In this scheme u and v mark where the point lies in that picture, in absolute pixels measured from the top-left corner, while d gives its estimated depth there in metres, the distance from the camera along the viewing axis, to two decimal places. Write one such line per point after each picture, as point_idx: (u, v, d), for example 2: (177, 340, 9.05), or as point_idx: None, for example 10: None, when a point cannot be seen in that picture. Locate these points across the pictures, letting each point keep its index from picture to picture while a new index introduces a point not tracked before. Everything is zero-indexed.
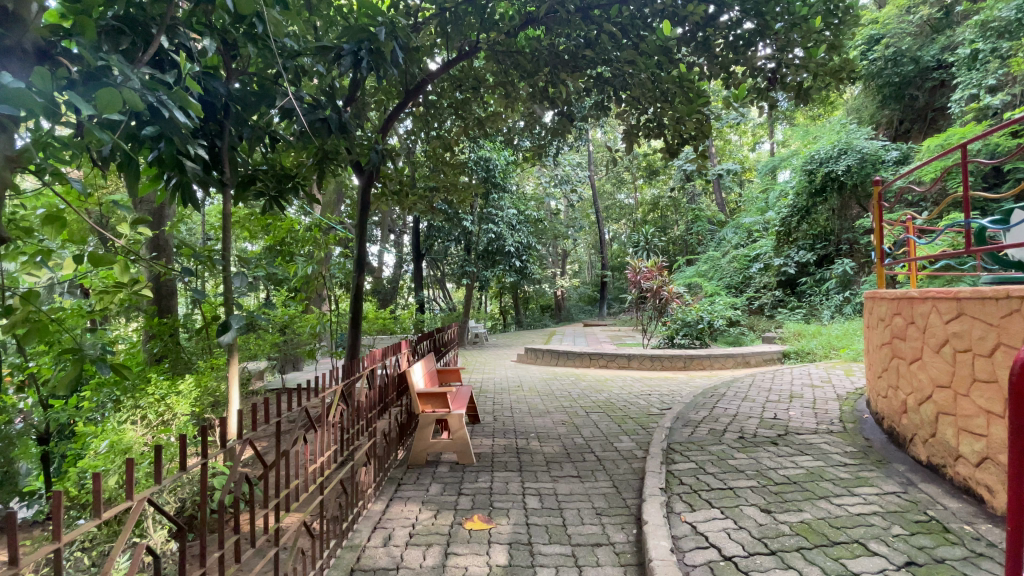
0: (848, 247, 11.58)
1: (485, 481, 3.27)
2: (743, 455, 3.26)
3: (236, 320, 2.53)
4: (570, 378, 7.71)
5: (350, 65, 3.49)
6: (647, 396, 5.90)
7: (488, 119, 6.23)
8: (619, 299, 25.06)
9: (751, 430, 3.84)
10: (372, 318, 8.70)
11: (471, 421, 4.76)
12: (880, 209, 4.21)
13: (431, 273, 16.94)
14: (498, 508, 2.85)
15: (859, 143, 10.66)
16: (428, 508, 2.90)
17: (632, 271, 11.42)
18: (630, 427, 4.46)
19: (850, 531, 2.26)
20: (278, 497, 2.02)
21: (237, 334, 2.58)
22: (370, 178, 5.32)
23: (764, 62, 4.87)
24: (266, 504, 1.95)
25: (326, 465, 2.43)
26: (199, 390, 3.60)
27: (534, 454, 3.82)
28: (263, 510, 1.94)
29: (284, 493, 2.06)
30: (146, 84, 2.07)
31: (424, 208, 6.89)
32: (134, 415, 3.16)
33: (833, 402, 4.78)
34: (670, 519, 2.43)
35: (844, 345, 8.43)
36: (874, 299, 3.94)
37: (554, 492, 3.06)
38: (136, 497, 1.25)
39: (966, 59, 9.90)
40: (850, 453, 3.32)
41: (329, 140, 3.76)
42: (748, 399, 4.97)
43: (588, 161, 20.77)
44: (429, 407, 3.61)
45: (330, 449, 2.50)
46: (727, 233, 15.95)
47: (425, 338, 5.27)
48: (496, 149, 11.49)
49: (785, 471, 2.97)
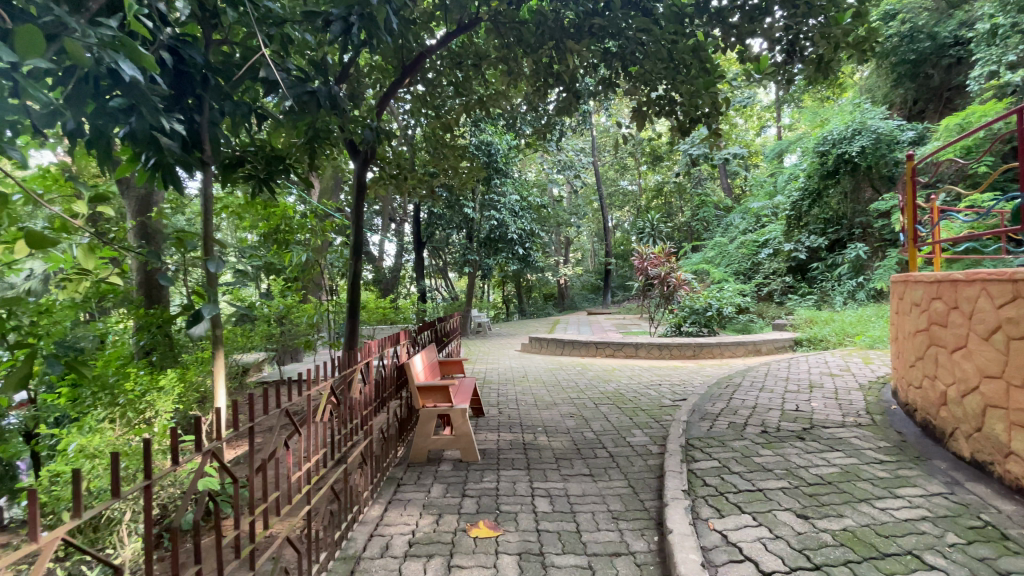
0: (861, 231, 11.26)
1: (490, 481, 3.04)
2: (770, 452, 3.01)
3: (207, 309, 2.24)
4: (576, 367, 7.48)
5: (339, 32, 3.19)
6: (658, 386, 5.67)
7: (490, 98, 5.90)
8: (623, 286, 24.80)
9: (773, 423, 3.61)
10: (372, 307, 8.47)
11: (476, 414, 4.54)
12: (911, 185, 3.91)
13: (432, 262, 16.68)
14: (505, 512, 2.62)
15: (873, 122, 10.29)
16: (430, 512, 2.67)
17: (637, 257, 10.72)
18: (642, 420, 4.22)
19: (901, 541, 2.02)
20: (254, 514, 1.75)
21: (210, 326, 2.30)
22: (367, 159, 5.05)
23: (784, 30, 4.57)
24: (240, 524, 1.67)
25: (316, 468, 2.17)
26: (183, 386, 3.38)
27: (542, 450, 3.59)
28: (236, 532, 1.66)
29: (261, 508, 1.79)
30: (103, 42, 1.80)
31: (425, 193, 6.65)
32: (112, 415, 2.93)
33: (856, 392, 4.54)
34: (697, 527, 2.19)
35: (859, 332, 8.17)
36: (907, 282, 3.68)
37: (565, 494, 2.83)
38: (49, 535, 0.97)
39: (985, 34, 9.53)
40: (884, 448, 3.09)
41: (320, 116, 3.49)
42: (766, 389, 4.71)
43: (593, 146, 20.37)
44: (431, 401, 3.41)
45: (320, 451, 2.25)
46: (735, 219, 15.65)
47: (425, 328, 5.01)
48: (498, 133, 11.19)
49: (818, 469, 2.74)
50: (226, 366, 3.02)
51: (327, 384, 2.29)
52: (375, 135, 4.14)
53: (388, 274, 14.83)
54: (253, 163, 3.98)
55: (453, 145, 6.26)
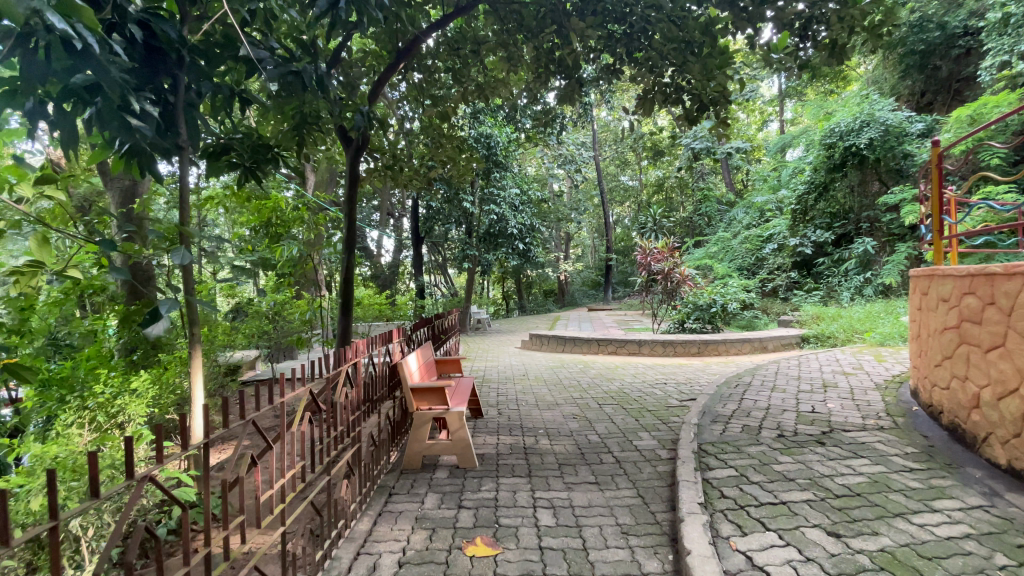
0: (868, 225, 11.03)
1: (488, 490, 2.82)
2: (790, 458, 2.80)
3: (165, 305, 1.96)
4: (578, 365, 7.26)
5: (327, 6, 2.96)
6: (663, 385, 5.46)
7: (489, 86, 5.66)
8: (625, 283, 24.52)
9: (789, 426, 3.39)
10: (366, 303, 8.25)
11: (473, 415, 4.32)
12: (938, 173, 3.68)
13: (431, 258, 16.42)
14: (505, 527, 2.40)
15: (881, 114, 10.02)
16: (422, 527, 2.46)
17: (642, 251, 10.67)
18: (648, 422, 4.01)
19: (948, 564, 1.82)
20: (210, 546, 1.49)
21: (172, 322, 2.01)
22: (361, 148, 4.81)
23: (797, 9, 4.30)
24: (190, 560, 1.42)
25: (293, 485, 1.92)
26: (158, 387, 3.15)
27: (544, 455, 3.38)
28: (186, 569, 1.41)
29: (219, 538, 1.53)
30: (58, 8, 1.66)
31: (421, 186, 6.43)
32: (79, 420, 2.71)
33: (873, 392, 4.32)
34: (718, 547, 1.98)
35: (868, 328, 7.95)
36: (934, 276, 3.46)
37: (570, 505, 2.63)
38: None
39: (997, 23, 9.26)
40: (912, 455, 2.87)
41: (306, 97, 3.26)
42: (777, 389, 4.49)
43: (593, 140, 20.04)
44: (425, 404, 3.18)
45: (298, 466, 2.00)
46: (738, 213, 15.40)
47: (421, 325, 4.78)
48: (497, 125, 10.95)
49: (845, 479, 2.53)
50: (205, 366, 2.81)
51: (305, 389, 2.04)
52: (366, 121, 3.90)
53: (385, 270, 14.56)
54: (238, 151, 3.76)
55: (450, 135, 6.02)
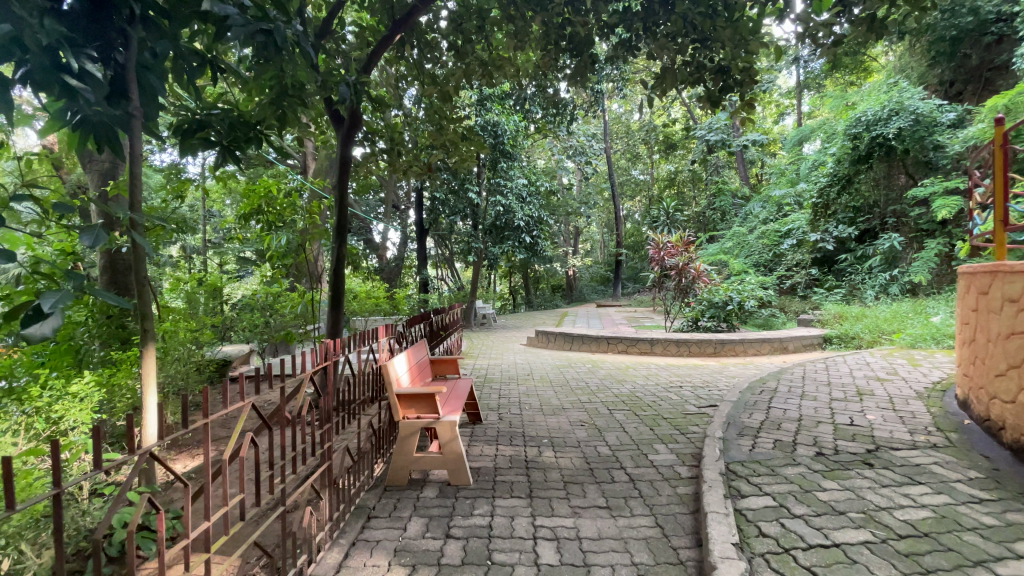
0: (894, 220, 10.51)
1: (482, 515, 2.44)
2: (835, 486, 2.39)
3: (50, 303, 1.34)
4: (586, 365, 6.85)
5: None
6: (678, 389, 5.05)
7: (494, 64, 5.24)
8: (635, 279, 23.92)
9: (827, 442, 2.98)
10: (363, 297, 7.85)
11: (471, 420, 3.95)
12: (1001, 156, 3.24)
13: (438, 252, 16.03)
14: (498, 567, 2.02)
15: (912, 102, 9.47)
16: (401, 562, 2.08)
17: (655, 246, 9.98)
18: (664, 432, 3.62)
19: None
20: None
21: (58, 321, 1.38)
22: (354, 127, 4.42)
23: None
24: None
25: (225, 525, 1.59)
26: (104, 391, 2.80)
27: (548, 471, 2.99)
28: None
29: None
30: None
31: (421, 173, 6.03)
32: (13, 427, 2.38)
33: (915, 402, 3.88)
34: None
35: (895, 329, 7.47)
36: (997, 273, 3.03)
37: (576, 536, 2.24)
38: None
39: None
40: (979, 481, 2.46)
41: (282, 60, 2.87)
42: (807, 396, 4.05)
43: (605, 132, 19.49)
44: (413, 411, 2.81)
45: (237, 498, 1.66)
46: (754, 208, 14.84)
47: (417, 320, 4.41)
48: (506, 113, 10.54)
49: (905, 514, 2.12)
50: (159, 371, 2.45)
51: (242, 403, 1.70)
52: (352, 93, 3.49)
53: (390, 263, 14.19)
54: (216, 128, 3.37)
55: (452, 118, 5.62)
